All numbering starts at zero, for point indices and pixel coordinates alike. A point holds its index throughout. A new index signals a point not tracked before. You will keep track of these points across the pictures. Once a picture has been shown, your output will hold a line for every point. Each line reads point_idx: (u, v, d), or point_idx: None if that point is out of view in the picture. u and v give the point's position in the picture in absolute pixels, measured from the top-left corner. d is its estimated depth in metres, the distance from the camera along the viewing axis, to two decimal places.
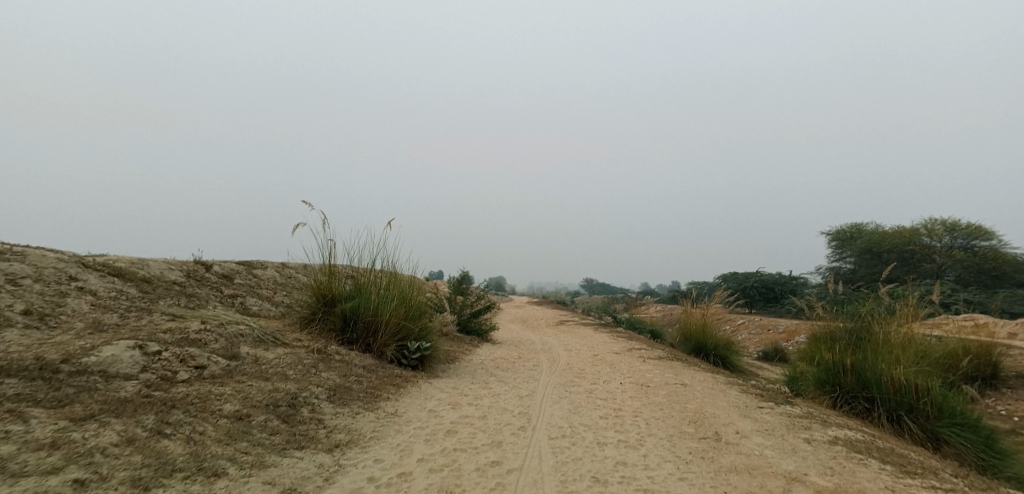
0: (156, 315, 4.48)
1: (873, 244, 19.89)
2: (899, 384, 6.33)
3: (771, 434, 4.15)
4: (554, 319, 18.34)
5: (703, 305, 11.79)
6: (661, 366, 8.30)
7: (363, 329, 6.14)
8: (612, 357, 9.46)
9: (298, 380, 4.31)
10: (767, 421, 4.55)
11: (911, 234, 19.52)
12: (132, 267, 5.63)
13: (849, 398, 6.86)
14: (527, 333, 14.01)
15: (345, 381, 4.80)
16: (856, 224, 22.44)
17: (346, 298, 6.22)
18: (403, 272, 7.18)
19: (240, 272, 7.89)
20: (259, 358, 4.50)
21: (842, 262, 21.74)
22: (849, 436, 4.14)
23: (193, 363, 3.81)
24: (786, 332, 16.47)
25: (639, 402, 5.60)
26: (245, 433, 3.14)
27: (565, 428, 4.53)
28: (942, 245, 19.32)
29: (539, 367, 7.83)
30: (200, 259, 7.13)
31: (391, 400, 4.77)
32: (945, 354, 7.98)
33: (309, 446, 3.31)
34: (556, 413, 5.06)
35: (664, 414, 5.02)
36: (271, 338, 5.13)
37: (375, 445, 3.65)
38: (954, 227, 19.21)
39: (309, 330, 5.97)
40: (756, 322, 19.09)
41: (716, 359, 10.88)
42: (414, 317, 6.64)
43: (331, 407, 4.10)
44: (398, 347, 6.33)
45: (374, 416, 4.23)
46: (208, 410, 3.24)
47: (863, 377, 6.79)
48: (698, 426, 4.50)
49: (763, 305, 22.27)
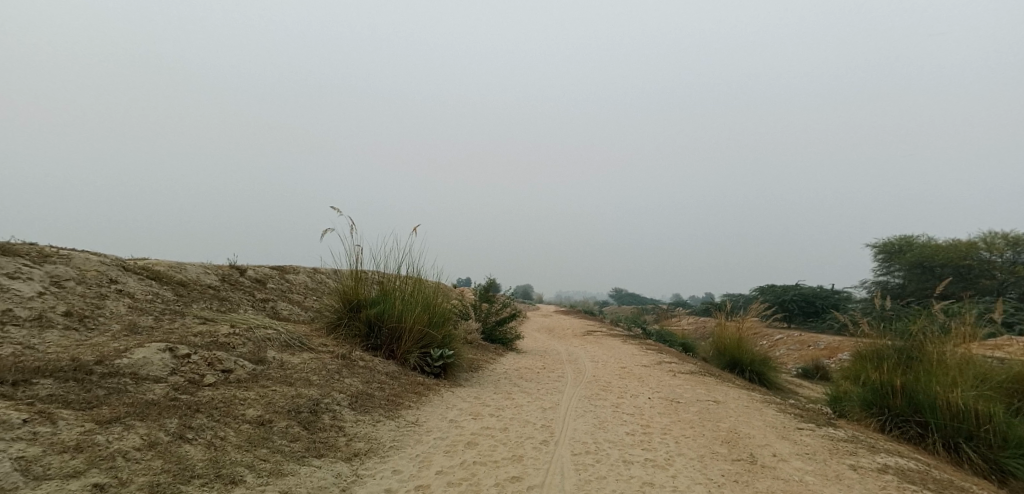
0: (189, 318, 4.58)
1: (924, 257, 18.76)
2: (957, 408, 5.86)
3: (811, 459, 3.88)
4: (582, 329, 18.07)
5: (738, 318, 11.34)
6: (692, 382, 7.98)
7: (387, 335, 6.15)
8: (641, 370, 9.18)
9: (321, 386, 4.31)
10: (808, 445, 4.26)
11: (968, 247, 18.30)
12: (169, 270, 5.81)
13: (900, 422, 6.40)
14: (553, 342, 13.81)
15: (367, 387, 4.78)
16: (905, 236, 21.26)
17: (372, 304, 6.25)
18: (428, 279, 7.18)
19: (273, 276, 8.08)
20: (285, 362, 4.54)
21: (889, 276, 20.60)
22: (900, 464, 3.82)
23: (220, 367, 3.86)
24: (828, 349, 15.67)
25: (668, 418, 5.37)
26: (265, 439, 3.13)
27: (589, 444, 4.37)
28: (1003, 260, 18.00)
29: (565, 379, 7.66)
30: (235, 263, 7.32)
31: (412, 409, 4.72)
32: (1007, 377, 7.37)
33: (328, 455, 3.28)
34: (580, 427, 4.90)
35: (694, 432, 4.79)
36: (297, 343, 5.18)
37: (394, 455, 3.60)
38: (1017, 241, 17.89)
39: (334, 336, 6.02)
40: (795, 337, 18.28)
41: (751, 375, 10.43)
42: (438, 325, 6.61)
43: (352, 414, 4.07)
44: (421, 354, 6.30)
45: (395, 425, 4.18)
46: (230, 415, 3.25)
47: (915, 399, 6.33)
48: (732, 447, 4.26)
49: (803, 320, 21.33)
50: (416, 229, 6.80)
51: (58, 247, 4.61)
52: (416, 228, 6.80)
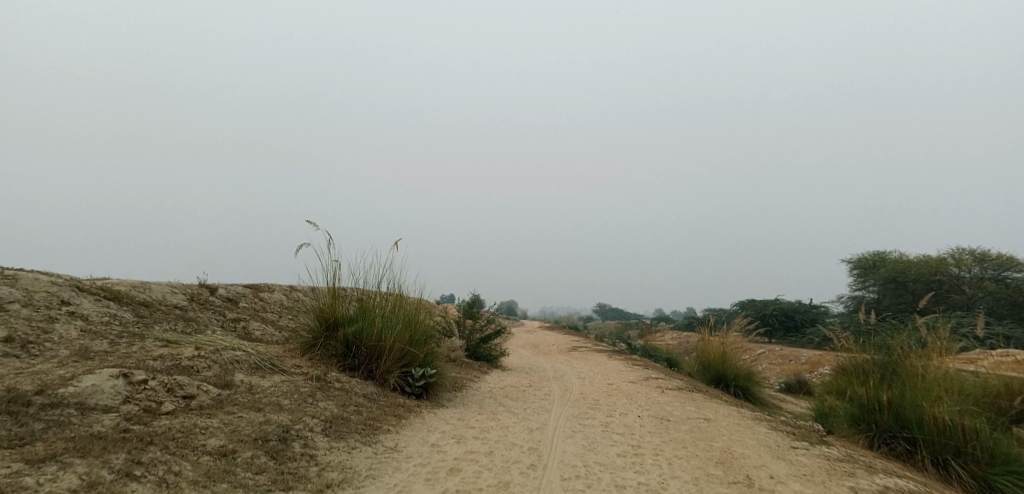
0: (149, 341, 4.25)
1: (898, 272, 19.16)
2: (944, 424, 5.80)
3: (810, 481, 3.72)
4: (567, 346, 17.88)
5: (722, 333, 11.29)
6: (680, 398, 7.82)
7: (365, 355, 5.87)
8: (628, 387, 9.00)
9: (292, 411, 4.02)
10: (805, 465, 4.11)
11: (939, 262, 18.76)
12: (132, 290, 5.47)
13: (888, 439, 6.29)
14: (538, 359, 13.56)
15: (343, 411, 4.49)
16: (879, 251, 21.74)
17: (349, 322, 5.97)
18: (409, 296, 6.93)
19: (246, 295, 7.73)
20: (254, 386, 4.24)
21: (865, 291, 20.98)
22: (900, 486, 3.68)
23: (180, 393, 3.55)
24: (809, 363, 15.74)
25: (659, 438, 5.17)
26: (227, 473, 2.84)
27: (579, 468, 4.15)
28: (972, 275, 18.49)
29: (551, 397, 7.42)
30: (205, 282, 6.97)
31: (391, 433, 4.44)
32: (987, 390, 7.42)
33: (297, 487, 3.00)
34: (569, 449, 4.68)
35: (687, 452, 4.60)
36: (268, 364, 4.87)
37: (370, 485, 3.33)
38: (984, 256, 18.40)
39: (309, 356, 5.71)
40: (777, 352, 18.36)
41: (737, 390, 10.32)
42: (419, 343, 6.35)
43: (325, 441, 3.79)
44: (402, 374, 6.02)
45: (372, 452, 3.90)
46: (188, 446, 2.95)
47: (902, 415, 6.25)
48: (727, 469, 4.08)
49: (783, 334, 21.48)
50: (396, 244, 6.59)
51: (4, 268, 4.27)
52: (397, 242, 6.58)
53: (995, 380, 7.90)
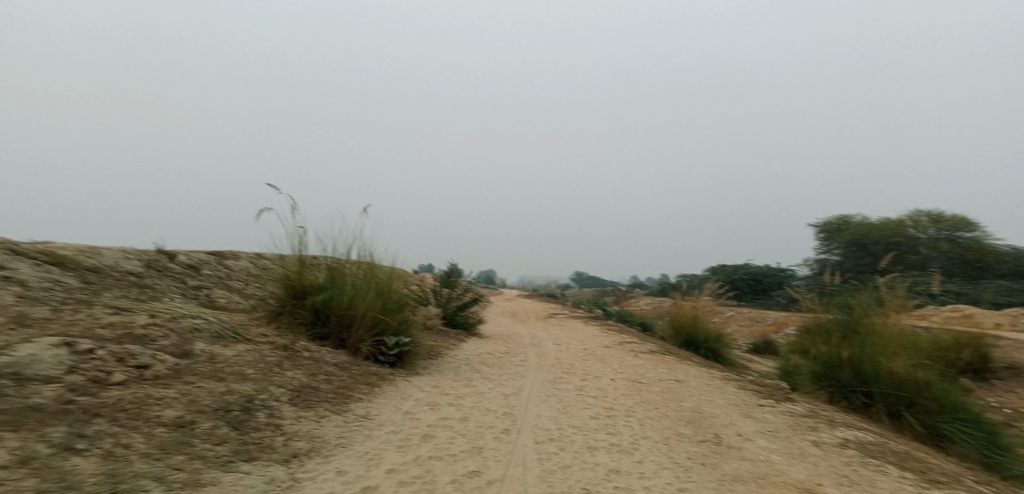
0: (97, 308, 4.03)
1: (860, 236, 19.82)
2: (899, 377, 6.08)
3: (776, 437, 3.82)
4: (543, 313, 18.08)
5: (694, 297, 11.52)
6: (653, 361, 7.97)
7: (335, 323, 5.73)
8: (603, 351, 9.13)
9: (257, 380, 3.89)
10: (770, 422, 4.22)
11: (898, 225, 19.46)
12: (80, 256, 5.16)
13: (847, 393, 6.57)
14: (515, 326, 13.64)
15: (312, 380, 4.39)
16: (843, 216, 22.40)
17: (318, 290, 5.80)
18: (382, 263, 6.77)
19: (210, 263, 7.42)
20: (216, 355, 4.08)
21: (829, 254, 21.72)
22: (859, 438, 3.82)
23: (132, 363, 3.38)
24: (775, 324, 16.34)
25: (632, 400, 5.26)
26: (184, 445, 2.72)
27: (553, 431, 4.18)
28: (928, 237, 19.25)
29: (526, 363, 7.47)
30: (163, 248, 6.64)
31: (363, 402, 4.38)
32: (937, 345, 7.81)
33: (260, 457, 2.91)
34: (543, 413, 4.70)
35: (658, 413, 4.69)
36: (231, 333, 4.70)
37: (339, 454, 3.26)
38: (940, 219, 19.08)
39: (276, 325, 5.55)
40: (745, 314, 18.98)
41: (707, 351, 10.62)
42: (392, 310, 6.23)
43: (292, 410, 3.69)
44: (374, 342, 5.92)
45: (342, 421, 3.83)
46: (140, 419, 2.81)
47: (861, 370, 6.51)
48: (696, 428, 4.16)
49: (751, 298, 22.18)
50: (366, 209, 6.35)
51: None
52: (366, 208, 6.35)
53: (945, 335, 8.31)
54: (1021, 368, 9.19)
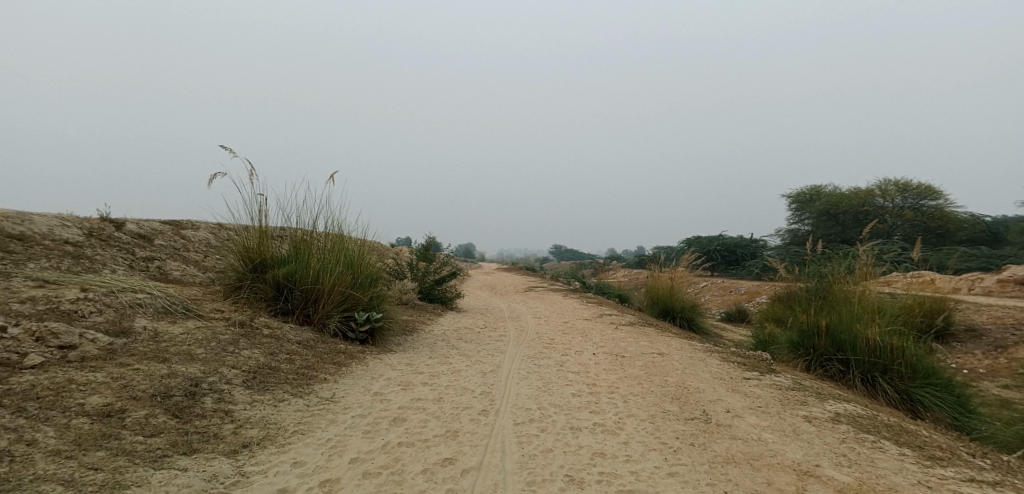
0: (17, 281, 3.54)
1: (830, 205, 20.09)
2: (875, 344, 5.99)
3: (766, 413, 3.66)
4: (522, 285, 17.88)
5: (671, 268, 11.42)
6: (634, 334, 7.82)
7: (299, 298, 5.31)
8: (583, 324, 8.97)
9: (206, 361, 3.50)
10: (759, 397, 4.06)
11: (867, 195, 19.76)
12: (4, 223, 4.58)
13: (823, 362, 6.44)
14: (494, 300, 13.41)
15: (271, 360, 4.01)
16: (815, 186, 22.64)
17: (280, 263, 5.36)
18: (351, 235, 6.34)
19: (163, 232, 6.83)
20: (160, 333, 3.67)
21: (800, 224, 22.04)
22: (849, 411, 3.68)
23: (55, 343, 2.96)
24: (748, 292, 16.53)
25: (615, 375, 5.05)
26: (107, 438, 2.34)
27: (533, 411, 3.93)
28: (894, 205, 19.53)
29: (505, 337, 7.22)
30: (107, 216, 6.04)
31: (328, 383, 4.02)
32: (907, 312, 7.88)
33: (203, 450, 2.55)
34: (523, 391, 4.45)
35: (643, 389, 4.49)
36: (180, 308, 4.26)
37: (298, 442, 2.93)
38: (906, 188, 19.32)
39: (234, 301, 5.11)
40: (719, 284, 19.17)
41: (684, 322, 10.58)
42: (362, 285, 5.83)
43: (246, 394, 3.32)
44: (343, 318, 5.55)
45: (303, 405, 3.49)
46: (55, 408, 2.41)
47: (838, 338, 6.39)
48: (683, 405, 3.97)
49: (725, 268, 22.42)
50: (331, 176, 5.89)
51: None
52: (331, 175, 5.88)
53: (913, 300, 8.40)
54: (981, 330, 9.44)
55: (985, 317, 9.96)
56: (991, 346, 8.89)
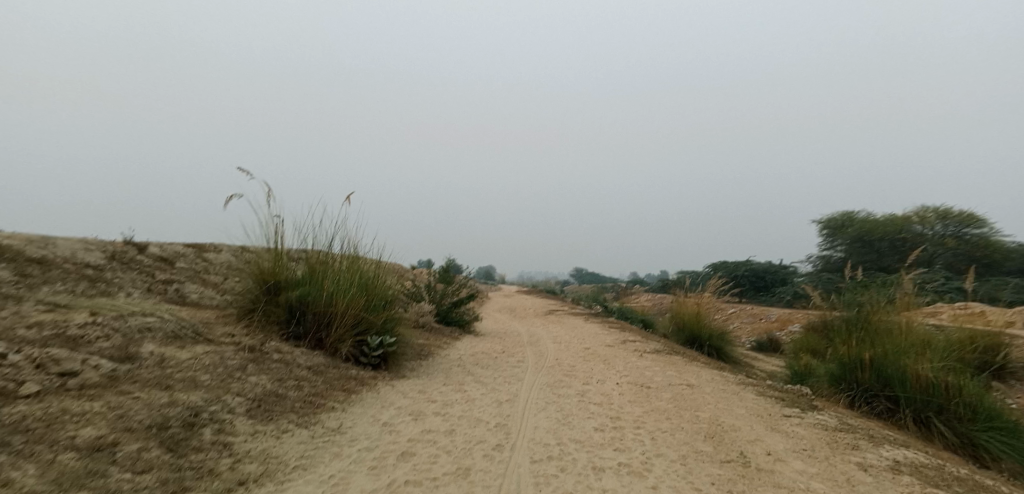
0: (27, 304, 3.48)
1: (864, 231, 19.28)
2: (926, 381, 5.49)
3: (812, 458, 3.29)
4: (544, 309, 17.54)
5: (697, 294, 10.98)
6: (660, 363, 7.43)
7: (312, 322, 5.16)
8: (606, 351, 8.60)
9: (211, 389, 3.34)
10: (803, 438, 3.67)
11: (903, 221, 18.95)
12: (27, 246, 4.60)
13: (869, 398, 5.92)
14: (514, 323, 13.11)
15: (279, 387, 3.84)
16: (846, 211, 21.86)
17: (295, 285, 5.25)
18: (367, 257, 6.23)
19: (185, 255, 6.85)
20: (167, 359, 3.54)
21: (832, 250, 21.18)
22: (910, 460, 3.28)
23: (55, 370, 2.84)
24: (779, 321, 15.83)
25: (641, 408, 4.71)
26: (91, 477, 2.17)
27: (552, 447, 3.64)
28: (933, 233, 18.64)
29: (524, 364, 6.93)
30: (131, 238, 6.09)
31: (335, 412, 3.82)
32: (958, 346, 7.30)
33: (195, 488, 2.36)
34: (542, 424, 4.15)
35: (672, 425, 4.14)
36: (190, 332, 4.15)
37: (297, 479, 2.71)
38: (945, 214, 18.51)
39: (247, 324, 5.00)
40: (747, 311, 18.44)
41: (710, 350, 10.09)
42: (376, 308, 5.68)
43: (248, 424, 3.13)
44: (356, 343, 5.38)
45: (307, 436, 3.27)
46: (43, 443, 2.27)
47: (884, 373, 5.88)
48: (718, 445, 3.62)
49: (753, 295, 21.61)
50: (349, 197, 5.83)
51: None
52: (349, 196, 5.83)
53: (964, 333, 7.79)
54: None
55: None
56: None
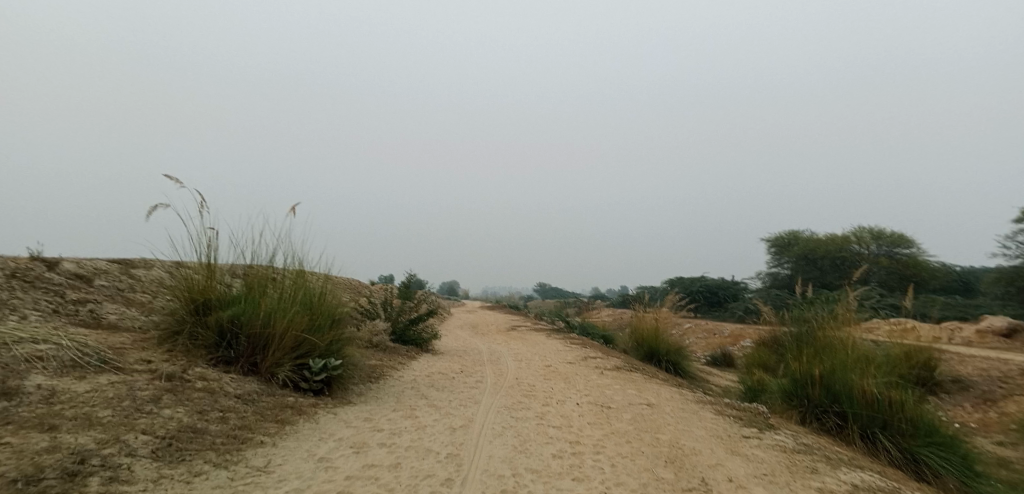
0: None
1: (809, 250, 20.20)
2: (871, 397, 5.57)
3: (773, 483, 3.17)
4: (504, 325, 17.27)
5: (655, 310, 11.03)
6: (620, 380, 7.31)
7: (245, 345, 4.70)
8: (566, 368, 8.42)
9: (109, 428, 2.89)
10: (763, 462, 3.57)
11: (843, 241, 20.02)
12: None
13: (819, 414, 5.95)
14: (473, 340, 12.76)
15: (198, 421, 3.41)
16: (792, 230, 22.90)
17: (227, 304, 4.78)
18: (313, 272, 5.82)
19: (108, 272, 6.21)
20: (58, 393, 3.06)
21: (780, 267, 22.07)
22: (868, 483, 3.21)
23: None
24: (732, 335, 16.22)
25: (600, 431, 4.51)
26: None
27: (505, 479, 3.37)
28: (870, 253, 19.76)
29: (481, 385, 6.63)
30: (39, 254, 5.43)
31: (264, 448, 3.41)
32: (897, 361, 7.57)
33: None
34: (496, 453, 3.87)
35: (632, 449, 3.96)
36: (94, 360, 3.65)
37: None
38: (879, 235, 19.74)
39: (169, 349, 4.49)
40: (702, 326, 18.83)
41: (668, 365, 10.10)
42: (320, 328, 5.27)
43: (152, 469, 2.71)
44: (296, 367, 4.96)
45: (225, 479, 2.86)
46: None
47: (833, 389, 5.94)
48: (679, 471, 3.45)
49: (708, 310, 22.12)
50: (292, 208, 5.45)
51: None
52: (292, 207, 5.44)
53: (902, 348, 8.09)
54: (968, 381, 9.16)
55: (970, 367, 9.72)
56: (980, 399, 8.60)
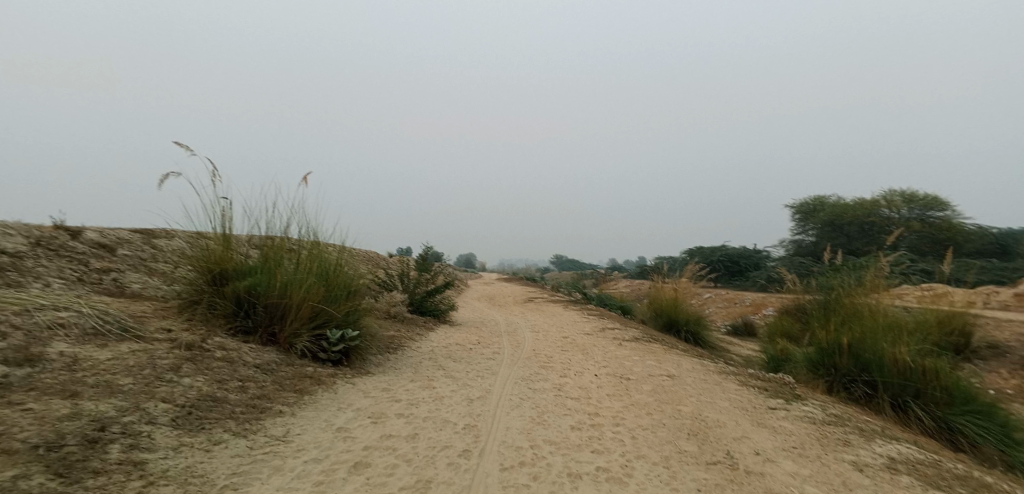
0: None
1: (836, 216, 19.56)
2: (904, 365, 5.36)
3: (803, 457, 3.05)
4: (522, 296, 17.24)
5: (674, 279, 10.82)
6: (639, 351, 7.21)
7: (263, 315, 4.71)
8: (584, 339, 8.35)
9: (129, 396, 2.89)
10: (792, 434, 3.44)
11: (872, 205, 19.32)
12: None
13: (847, 383, 5.78)
14: (491, 312, 12.76)
15: (218, 390, 3.42)
16: (818, 196, 22.16)
17: (244, 274, 4.77)
18: (329, 243, 5.77)
19: (131, 241, 6.26)
20: (80, 360, 3.08)
21: (804, 234, 21.45)
22: (906, 456, 3.06)
23: None
24: (753, 305, 15.92)
25: (620, 402, 4.43)
26: None
27: (524, 450, 3.32)
28: (900, 217, 19.06)
29: (499, 356, 6.60)
30: (63, 223, 5.47)
31: (283, 417, 3.42)
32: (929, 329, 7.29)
33: None
34: (514, 424, 3.83)
35: (653, 422, 3.87)
36: (115, 328, 3.67)
37: None
38: (912, 198, 19.00)
39: (189, 319, 4.52)
40: (722, 295, 18.54)
41: (687, 335, 9.96)
42: (337, 299, 5.25)
43: (172, 437, 2.71)
44: (314, 337, 4.96)
45: (244, 448, 2.86)
46: None
47: (862, 358, 5.73)
48: (702, 444, 3.35)
49: (728, 279, 21.74)
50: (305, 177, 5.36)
51: None
52: (305, 176, 5.35)
53: (935, 315, 7.78)
54: (1004, 347, 8.82)
55: (1007, 332, 9.36)
56: (1016, 366, 8.29)
